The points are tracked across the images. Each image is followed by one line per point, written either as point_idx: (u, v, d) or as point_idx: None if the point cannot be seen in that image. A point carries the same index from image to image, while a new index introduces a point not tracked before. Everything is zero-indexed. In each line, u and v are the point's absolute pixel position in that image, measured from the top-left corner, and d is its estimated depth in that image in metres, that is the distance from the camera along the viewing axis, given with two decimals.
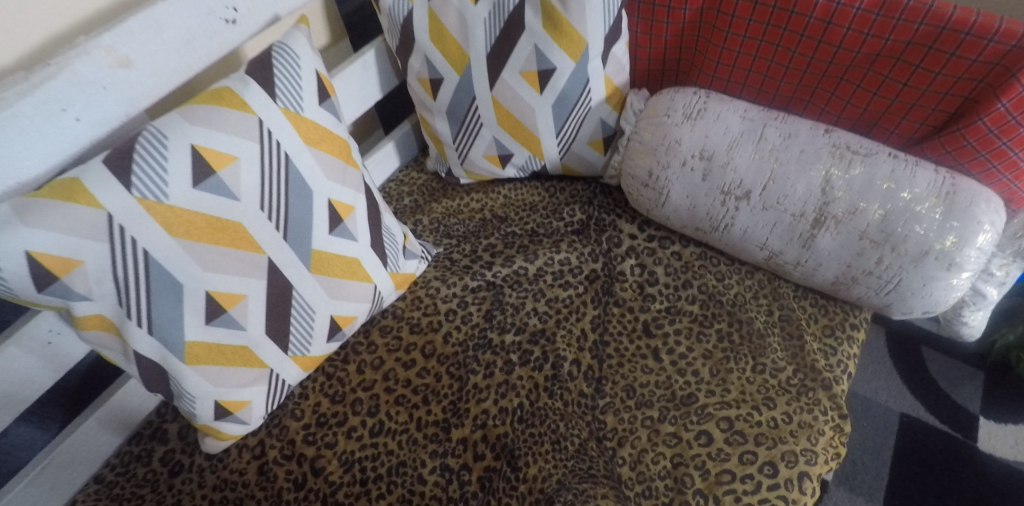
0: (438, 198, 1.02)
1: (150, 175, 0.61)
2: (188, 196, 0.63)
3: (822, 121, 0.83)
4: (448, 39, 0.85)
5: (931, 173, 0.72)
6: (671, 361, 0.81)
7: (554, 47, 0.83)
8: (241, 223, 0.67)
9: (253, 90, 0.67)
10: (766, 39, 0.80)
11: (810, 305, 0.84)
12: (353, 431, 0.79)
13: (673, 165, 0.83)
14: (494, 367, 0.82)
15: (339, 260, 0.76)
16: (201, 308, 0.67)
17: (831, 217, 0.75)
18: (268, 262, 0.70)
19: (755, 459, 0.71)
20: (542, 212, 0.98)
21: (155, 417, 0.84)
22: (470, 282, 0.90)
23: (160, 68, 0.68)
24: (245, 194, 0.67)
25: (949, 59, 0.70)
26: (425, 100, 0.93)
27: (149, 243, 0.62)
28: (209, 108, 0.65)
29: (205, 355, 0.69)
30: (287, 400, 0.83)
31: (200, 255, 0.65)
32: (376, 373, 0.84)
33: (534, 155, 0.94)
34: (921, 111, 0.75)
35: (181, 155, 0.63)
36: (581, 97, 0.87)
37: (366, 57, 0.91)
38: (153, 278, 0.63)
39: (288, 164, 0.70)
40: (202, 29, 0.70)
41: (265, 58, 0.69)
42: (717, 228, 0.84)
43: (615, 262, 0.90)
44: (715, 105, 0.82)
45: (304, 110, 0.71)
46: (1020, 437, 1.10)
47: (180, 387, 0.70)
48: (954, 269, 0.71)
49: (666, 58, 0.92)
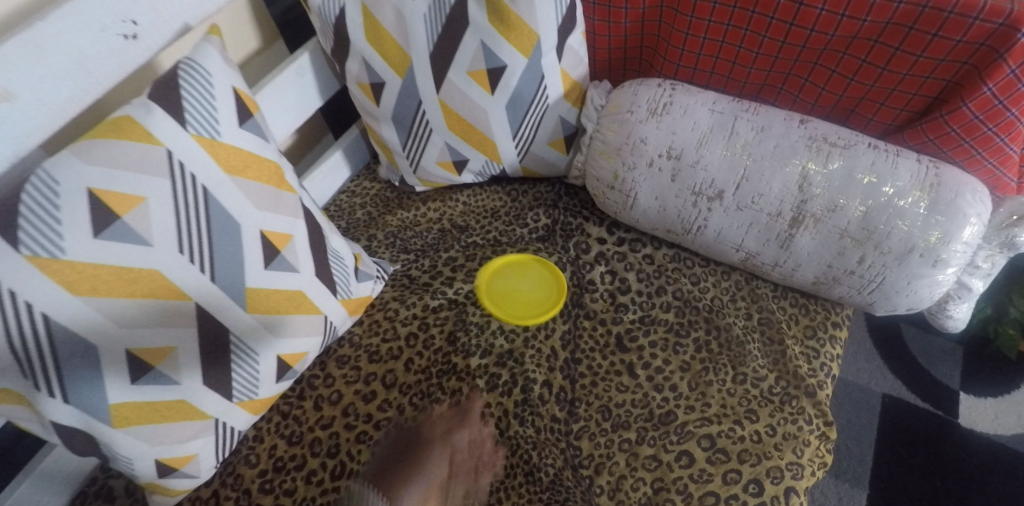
0: (393, 210, 0.95)
1: (41, 230, 0.54)
2: (90, 248, 0.56)
3: (796, 109, 0.78)
4: (385, 38, 0.77)
5: (914, 163, 0.67)
6: (647, 376, 0.77)
7: (502, 42, 0.75)
8: (159, 270, 0.60)
9: (158, 117, 0.59)
10: (734, 22, 0.73)
11: (791, 305, 0.80)
12: (313, 474, 0.73)
13: (640, 167, 0.77)
14: (460, 395, 0.77)
15: (279, 295, 0.69)
16: (123, 368, 0.60)
17: (809, 216, 0.69)
18: (196, 308, 0.63)
19: (739, 478, 0.67)
20: (504, 218, 0.92)
21: (100, 473, 0.76)
22: (430, 301, 0.84)
23: (49, 98, 0.59)
24: (159, 238, 0.59)
25: (931, 40, 0.64)
26: (368, 107, 0.85)
27: (48, 306, 0.55)
28: (107, 142, 0.57)
29: (136, 416, 0.62)
30: (240, 444, 0.76)
31: (113, 311, 0.58)
32: (335, 409, 0.77)
33: (491, 160, 0.87)
34: (902, 97, 0.70)
35: (77, 203, 0.55)
36: (537, 95, 0.80)
37: (300, 62, 0.82)
38: (60, 343, 0.56)
39: (208, 199, 0.62)
40: (97, 48, 0.61)
41: (171, 79, 0.61)
42: (689, 230, 0.78)
43: (584, 270, 0.86)
44: (682, 98, 0.76)
45: (222, 135, 0.63)
46: (999, 410, 1.07)
47: (112, 450, 0.63)
48: (939, 266, 0.66)
49: (628, 46, 0.85)
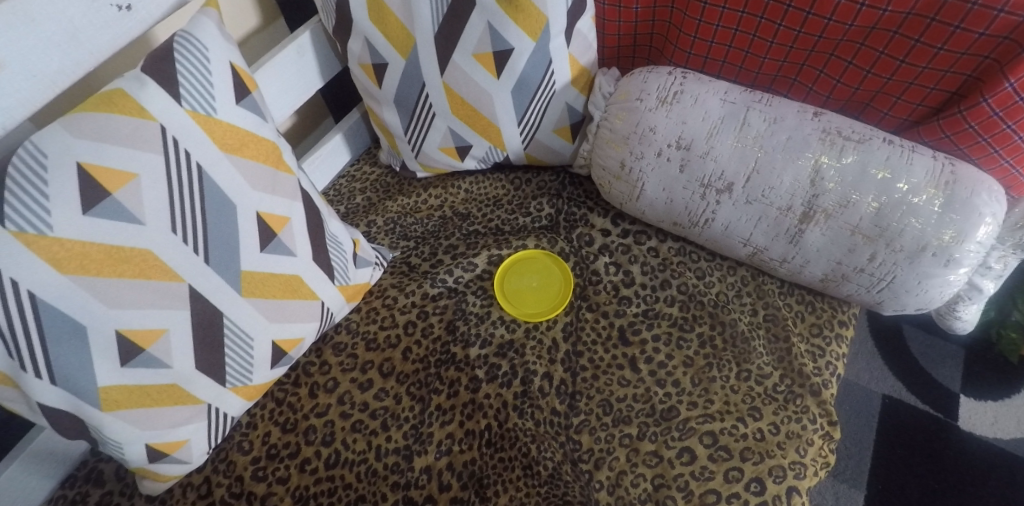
0: (393, 196, 0.93)
1: (27, 204, 0.52)
2: (79, 226, 0.54)
3: (809, 101, 0.76)
4: (389, 17, 0.75)
5: (930, 159, 0.65)
6: (649, 371, 0.75)
7: (510, 24, 0.73)
8: (151, 250, 0.58)
9: (152, 91, 0.57)
10: (749, 10, 0.71)
11: (797, 302, 0.78)
12: (307, 463, 0.71)
13: (647, 156, 0.75)
14: (458, 386, 0.76)
15: (275, 279, 0.68)
16: (113, 350, 0.58)
17: (821, 211, 0.68)
18: (189, 290, 0.62)
19: (741, 477, 0.66)
20: (507, 207, 0.90)
21: (89, 457, 0.75)
22: (430, 289, 0.82)
23: (39, 69, 0.57)
24: (151, 217, 0.58)
25: (953, 32, 0.62)
26: (370, 89, 0.83)
27: (35, 284, 0.53)
28: (97, 116, 0.55)
29: (126, 399, 0.61)
30: (233, 431, 0.74)
31: (103, 291, 0.56)
32: (330, 397, 0.75)
33: (495, 147, 0.85)
34: (919, 91, 0.68)
35: (66, 177, 0.53)
36: (544, 80, 0.78)
37: (301, 40, 0.80)
38: (47, 323, 0.55)
39: (203, 177, 0.60)
40: (89, 19, 0.58)
41: (166, 52, 0.59)
42: (696, 223, 0.76)
43: (588, 261, 0.84)
44: (693, 87, 0.74)
45: (218, 112, 0.61)
46: (1000, 413, 1.05)
47: (100, 434, 0.61)
48: (952, 266, 0.64)
49: (638, 33, 0.83)
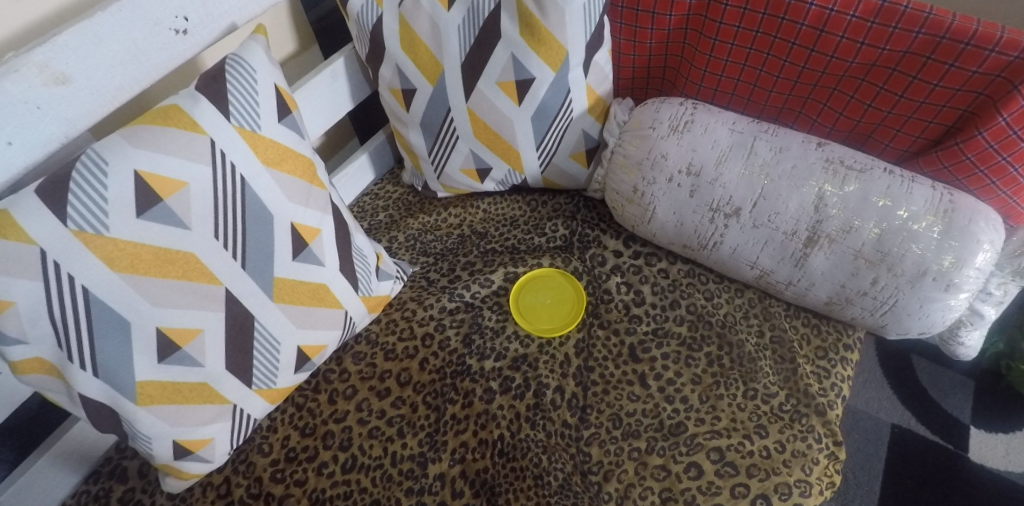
0: (415, 214, 0.98)
1: (87, 206, 0.57)
2: (131, 228, 0.59)
3: (814, 132, 0.80)
4: (420, 46, 0.80)
5: (928, 189, 0.68)
6: (659, 387, 0.78)
7: (532, 55, 0.78)
8: (194, 253, 0.63)
9: (204, 107, 0.62)
10: (756, 47, 0.76)
11: (803, 324, 0.81)
12: (325, 466, 0.74)
13: (659, 181, 0.79)
14: (473, 396, 0.78)
15: (304, 287, 0.71)
16: (152, 346, 0.62)
17: (825, 236, 0.71)
18: (225, 293, 0.66)
19: (747, 492, 0.68)
20: (523, 227, 0.94)
21: (114, 454, 0.77)
22: (447, 303, 0.85)
23: (102, 85, 0.62)
24: (197, 223, 0.62)
25: (948, 70, 0.66)
26: (398, 112, 0.88)
27: (88, 280, 0.58)
28: (155, 128, 0.60)
29: (159, 395, 0.64)
30: (254, 433, 0.77)
31: (147, 290, 0.61)
32: (349, 403, 0.78)
33: (514, 169, 0.90)
34: (918, 124, 0.72)
35: (124, 182, 0.58)
36: (561, 108, 0.83)
37: (335, 66, 0.85)
38: (95, 317, 0.59)
39: (245, 188, 0.65)
40: (149, 42, 0.64)
41: (218, 72, 0.64)
42: (705, 246, 0.80)
43: (601, 280, 0.87)
44: (702, 117, 0.78)
45: (262, 128, 0.66)
46: (1011, 446, 1.05)
47: (133, 427, 0.64)
48: (952, 290, 0.66)
49: (651, 66, 0.88)
